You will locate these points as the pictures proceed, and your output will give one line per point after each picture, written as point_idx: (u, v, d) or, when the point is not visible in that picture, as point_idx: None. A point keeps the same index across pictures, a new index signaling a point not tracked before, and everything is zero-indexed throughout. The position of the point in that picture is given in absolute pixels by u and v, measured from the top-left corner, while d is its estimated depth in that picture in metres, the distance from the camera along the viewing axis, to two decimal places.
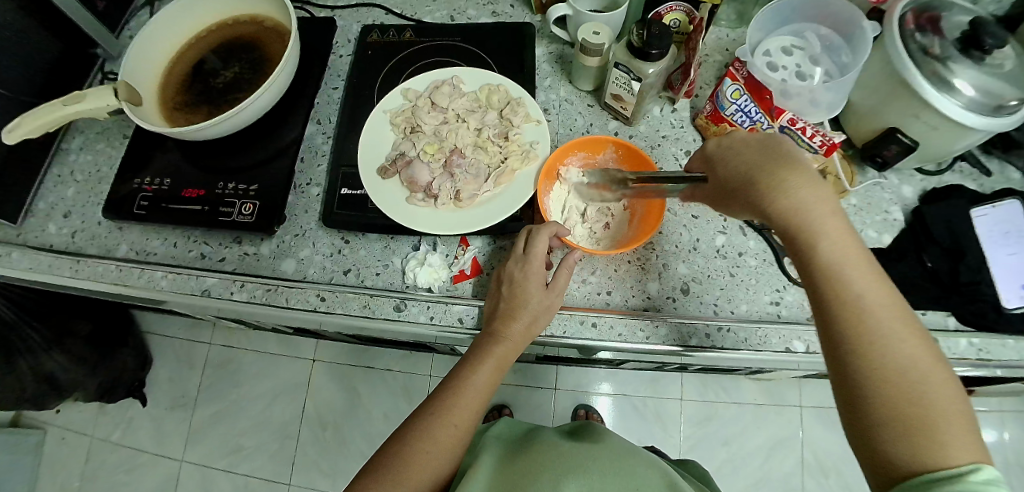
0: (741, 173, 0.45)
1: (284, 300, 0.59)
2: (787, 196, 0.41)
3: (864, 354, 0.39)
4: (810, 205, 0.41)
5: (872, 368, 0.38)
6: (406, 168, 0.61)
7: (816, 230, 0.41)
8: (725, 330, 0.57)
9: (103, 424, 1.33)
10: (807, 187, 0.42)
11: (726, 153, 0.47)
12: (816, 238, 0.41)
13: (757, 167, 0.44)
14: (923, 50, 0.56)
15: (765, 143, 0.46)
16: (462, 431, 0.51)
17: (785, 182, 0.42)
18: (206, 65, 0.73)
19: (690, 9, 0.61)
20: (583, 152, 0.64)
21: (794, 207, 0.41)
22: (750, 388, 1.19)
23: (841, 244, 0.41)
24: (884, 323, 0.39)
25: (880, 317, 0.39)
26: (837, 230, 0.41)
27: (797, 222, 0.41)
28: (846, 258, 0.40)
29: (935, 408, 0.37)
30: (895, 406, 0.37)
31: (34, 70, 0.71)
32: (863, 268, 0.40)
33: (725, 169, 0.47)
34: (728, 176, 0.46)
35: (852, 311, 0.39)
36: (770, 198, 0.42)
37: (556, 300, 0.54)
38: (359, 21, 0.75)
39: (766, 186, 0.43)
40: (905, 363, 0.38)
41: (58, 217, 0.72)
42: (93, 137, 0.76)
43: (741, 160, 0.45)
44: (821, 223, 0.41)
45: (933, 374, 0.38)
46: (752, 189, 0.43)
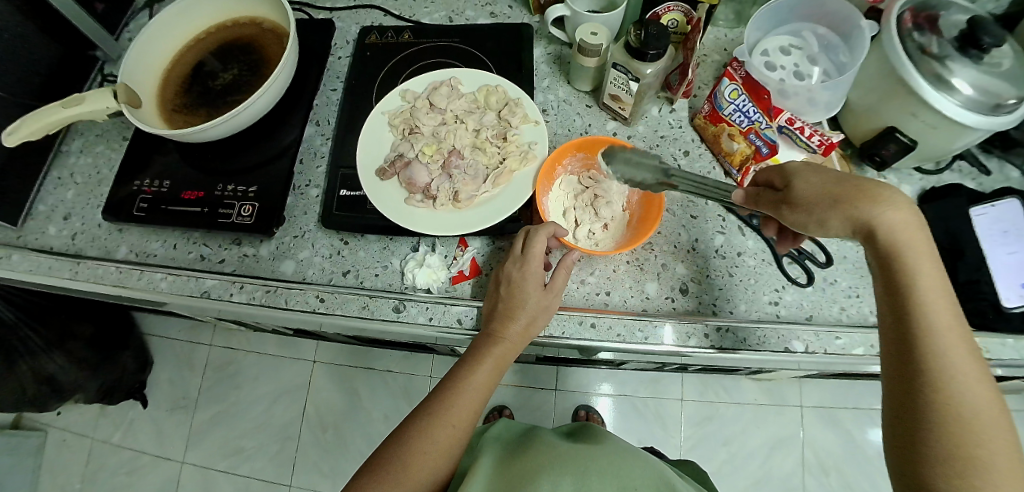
0: (839, 183, 0.43)
1: (283, 302, 0.59)
2: (889, 215, 0.41)
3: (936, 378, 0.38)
4: (907, 229, 0.41)
5: (942, 395, 0.38)
6: (405, 169, 0.61)
7: (909, 254, 0.41)
8: (724, 330, 0.57)
9: (104, 425, 1.33)
10: (907, 213, 0.41)
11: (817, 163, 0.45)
12: (908, 260, 0.41)
13: (858, 181, 0.43)
14: (921, 49, 0.56)
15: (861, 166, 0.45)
16: (460, 431, 0.51)
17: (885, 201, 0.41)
18: (205, 67, 0.73)
19: (688, 9, 0.61)
20: (580, 152, 0.63)
21: (893, 226, 0.41)
22: (750, 387, 1.19)
23: (930, 272, 0.41)
24: (959, 354, 0.39)
25: (956, 348, 0.39)
26: (929, 259, 0.41)
27: (891, 241, 0.41)
28: (933, 285, 0.41)
29: (992, 443, 0.37)
30: (956, 436, 0.37)
31: (34, 72, 0.72)
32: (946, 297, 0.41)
33: (816, 178, 0.44)
34: (821, 183, 0.43)
35: (930, 334, 0.39)
36: (868, 213, 0.41)
37: (555, 300, 0.54)
38: (357, 23, 0.75)
39: (864, 199, 0.41)
40: (974, 396, 0.38)
41: (58, 219, 0.72)
42: (93, 140, 0.76)
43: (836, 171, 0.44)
44: (916, 248, 0.41)
45: (994, 412, 0.38)
46: (854, 198, 0.42)
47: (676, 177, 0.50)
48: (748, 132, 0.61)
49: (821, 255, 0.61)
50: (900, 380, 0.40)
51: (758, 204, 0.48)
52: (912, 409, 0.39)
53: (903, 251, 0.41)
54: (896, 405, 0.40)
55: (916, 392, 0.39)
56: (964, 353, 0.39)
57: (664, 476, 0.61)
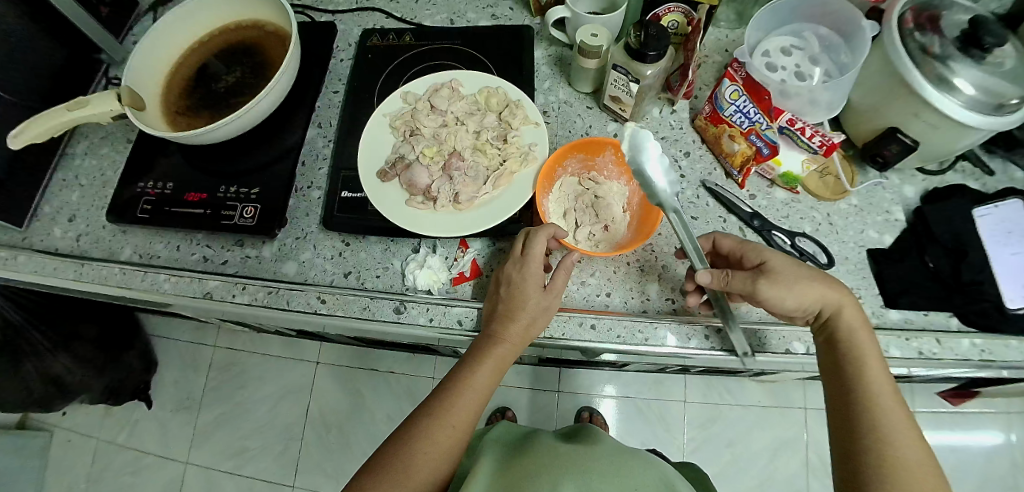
0: (797, 268, 0.51)
1: (285, 303, 0.59)
2: (834, 297, 0.50)
3: (878, 439, 0.46)
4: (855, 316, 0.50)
5: (884, 457, 0.45)
6: (406, 171, 0.61)
7: (850, 331, 0.50)
8: (724, 331, 0.56)
9: (109, 426, 1.34)
10: (848, 297, 0.51)
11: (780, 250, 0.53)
12: (850, 339, 0.50)
13: (810, 269, 0.52)
14: (923, 50, 0.56)
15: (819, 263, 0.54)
16: (460, 432, 0.51)
17: (833, 288, 0.51)
18: (208, 70, 0.74)
19: (688, 10, 0.61)
20: (580, 154, 0.63)
21: (843, 308, 0.50)
22: (754, 390, 1.18)
23: (868, 348, 0.49)
24: (897, 420, 0.46)
25: (892, 412, 0.46)
26: (871, 341, 0.50)
27: (840, 321, 0.50)
28: (872, 359, 0.49)
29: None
30: (896, 488, 0.44)
31: (40, 75, 0.73)
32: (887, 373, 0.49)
33: (779, 262, 0.52)
34: (789, 266, 0.51)
35: (871, 402, 0.47)
36: (825, 294, 0.50)
37: (555, 301, 0.54)
38: (359, 25, 0.76)
39: (817, 285, 0.50)
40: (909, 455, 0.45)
41: (63, 220, 0.73)
42: (98, 142, 0.77)
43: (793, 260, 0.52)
44: (859, 328, 0.50)
45: (929, 470, 0.45)
46: (813, 281, 0.50)
47: (671, 214, 0.52)
48: (749, 133, 0.61)
49: (822, 256, 0.62)
50: (846, 441, 0.47)
51: (729, 284, 0.51)
52: (858, 467, 0.46)
53: (849, 331, 0.50)
54: (845, 463, 0.47)
55: (861, 454, 0.46)
56: (901, 418, 0.46)
57: (664, 480, 0.61)
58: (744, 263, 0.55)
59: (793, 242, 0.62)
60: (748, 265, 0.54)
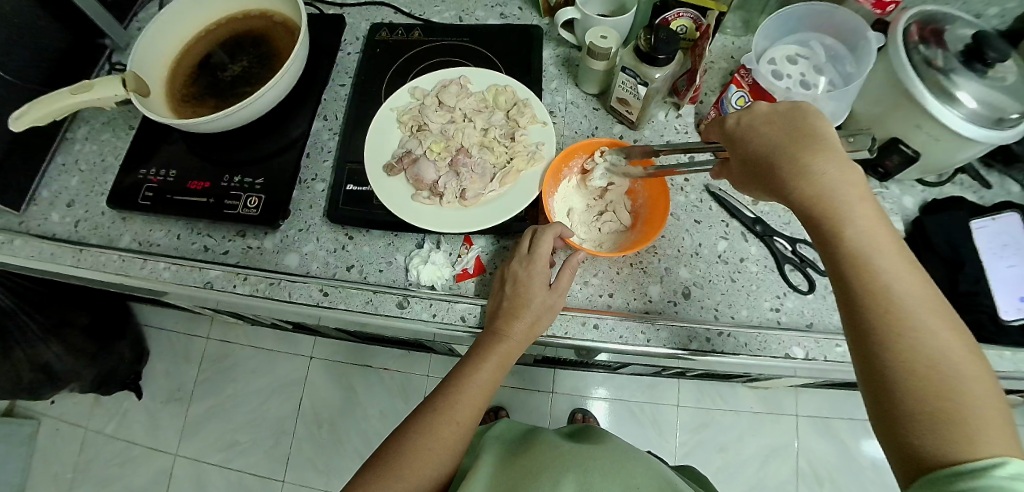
0: (767, 149, 0.45)
1: (286, 294, 0.59)
2: (816, 175, 0.42)
3: (898, 348, 0.38)
4: (839, 187, 0.41)
5: (908, 367, 0.37)
6: (413, 165, 0.61)
7: (844, 216, 0.41)
8: (725, 334, 0.57)
9: (97, 415, 1.33)
10: (838, 167, 0.42)
11: (748, 128, 0.47)
12: (848, 227, 0.41)
13: (784, 147, 0.44)
14: (927, 62, 0.57)
15: (788, 117, 0.45)
16: (464, 428, 0.51)
17: (812, 162, 0.42)
18: (213, 59, 0.73)
19: (697, 16, 0.62)
20: (585, 154, 0.62)
21: (821, 183, 0.41)
22: (746, 395, 1.19)
23: (869, 230, 0.41)
24: (915, 311, 0.38)
25: (912, 309, 0.38)
26: (863, 216, 0.41)
27: (821, 209, 0.41)
28: (870, 242, 0.40)
29: (971, 403, 0.36)
30: (929, 395, 0.36)
31: (41, 59, 0.73)
32: (892, 253, 0.40)
33: (746, 147, 0.46)
34: (753, 151, 0.46)
35: (880, 297, 0.39)
36: (804, 175, 0.42)
37: (559, 300, 0.54)
38: (367, 19, 0.75)
39: (791, 167, 0.43)
40: (945, 361, 0.37)
41: (62, 206, 0.73)
42: (99, 128, 0.78)
43: (765, 138, 0.45)
44: (846, 204, 0.41)
45: (967, 366, 0.37)
46: (797, 158, 0.43)
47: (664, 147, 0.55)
48: None
49: (822, 263, 0.61)
50: (864, 358, 0.39)
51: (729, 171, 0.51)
52: (883, 384, 0.38)
53: (833, 214, 0.41)
54: (869, 385, 0.39)
55: (885, 369, 0.38)
56: (923, 312, 0.38)
57: (664, 477, 0.62)
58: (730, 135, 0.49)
59: (793, 249, 0.62)
60: (734, 142, 0.48)
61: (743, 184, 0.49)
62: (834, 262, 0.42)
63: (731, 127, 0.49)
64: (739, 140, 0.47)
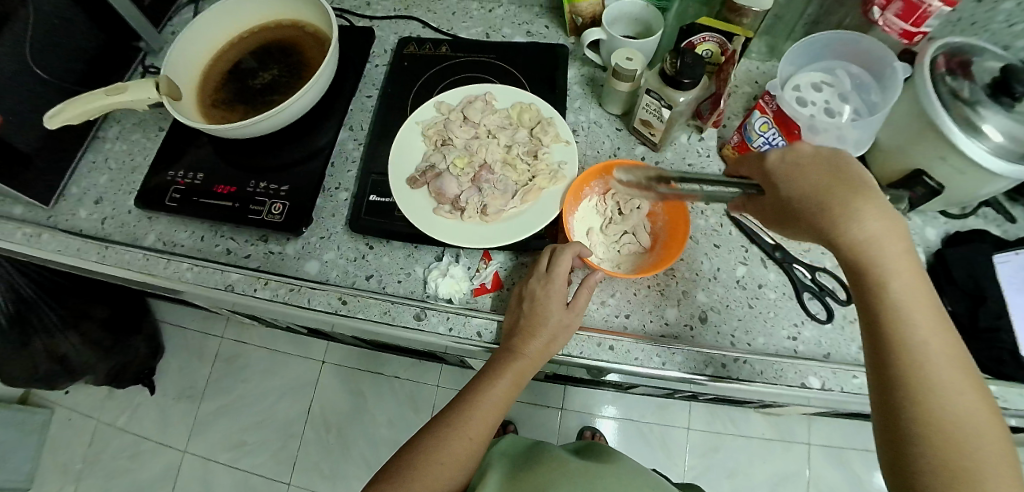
0: (813, 191, 0.43)
1: (306, 301, 0.60)
2: (860, 226, 0.40)
3: (922, 401, 0.38)
4: (884, 236, 0.40)
5: (928, 422, 0.38)
6: (435, 180, 0.62)
7: (884, 266, 0.40)
8: (741, 361, 0.57)
9: (108, 408, 1.34)
10: (883, 220, 0.40)
11: (792, 167, 0.45)
12: (889, 281, 0.40)
13: (833, 189, 0.42)
14: (953, 93, 0.57)
15: (837, 160, 0.43)
16: (476, 443, 0.51)
17: (862, 209, 0.40)
18: (246, 66, 0.75)
19: (722, 41, 0.62)
20: (608, 175, 0.63)
21: (868, 231, 0.40)
22: (758, 422, 1.18)
23: (908, 284, 0.40)
24: (942, 367, 0.39)
25: (938, 364, 0.39)
26: (905, 268, 0.40)
27: (862, 256, 0.41)
28: (904, 294, 0.40)
29: (987, 465, 0.36)
30: (947, 452, 0.37)
31: (79, 59, 0.75)
32: (925, 307, 0.40)
33: (788, 187, 0.45)
34: (794, 191, 0.44)
35: (910, 349, 0.39)
36: (850, 222, 0.41)
37: (576, 320, 0.53)
38: (395, 33, 0.77)
39: (839, 213, 0.41)
40: (970, 424, 0.37)
41: (90, 202, 0.76)
42: (130, 128, 0.81)
43: (811, 181, 0.43)
44: (887, 254, 0.40)
45: (986, 428, 0.38)
46: (846, 204, 0.41)
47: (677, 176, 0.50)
48: None
49: (841, 293, 0.61)
50: (885, 411, 0.40)
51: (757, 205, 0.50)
52: (902, 436, 0.39)
53: (872, 264, 0.40)
54: (886, 434, 0.40)
55: (906, 421, 0.39)
56: (950, 370, 0.39)
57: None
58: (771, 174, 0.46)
59: (813, 277, 0.61)
60: (778, 182, 0.45)
61: (776, 220, 0.48)
62: (869, 311, 0.41)
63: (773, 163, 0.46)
64: (782, 178, 0.45)
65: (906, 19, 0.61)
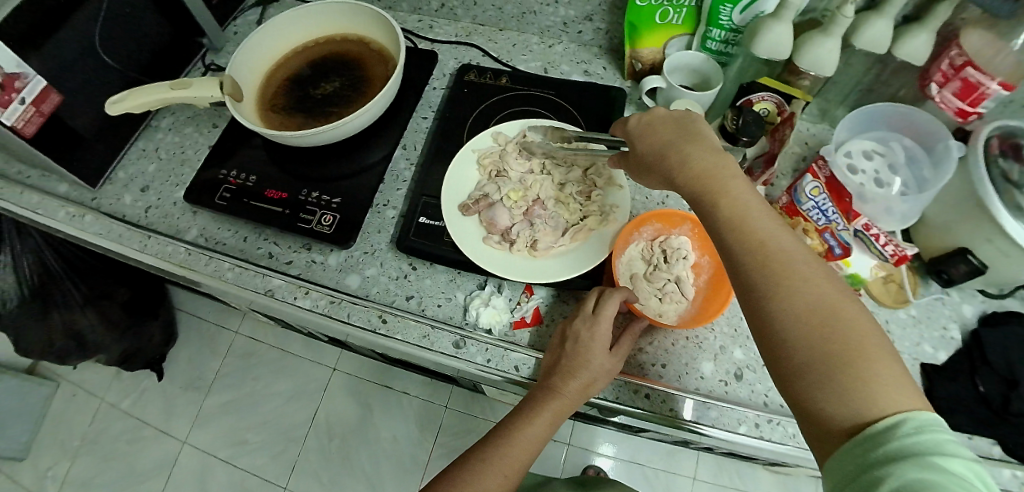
0: (656, 145, 0.49)
1: (345, 315, 0.60)
2: (693, 157, 0.45)
3: (783, 303, 0.38)
4: (713, 160, 0.45)
5: (791, 321, 0.38)
6: (488, 209, 0.62)
7: (720, 183, 0.43)
8: (774, 422, 0.56)
9: (113, 389, 1.34)
10: (708, 149, 0.46)
11: (646, 127, 0.51)
12: (726, 195, 0.43)
13: (670, 139, 0.48)
14: (1003, 176, 0.58)
15: (671, 115, 0.50)
16: (508, 482, 0.50)
17: (689, 149, 0.46)
18: (309, 75, 0.77)
19: (780, 101, 0.63)
20: (657, 222, 0.63)
21: (696, 159, 0.45)
22: (766, 479, 1.15)
23: (742, 196, 0.43)
24: (792, 264, 0.39)
25: (791, 262, 0.39)
26: (736, 182, 0.43)
27: (701, 180, 0.44)
28: (744, 205, 0.42)
29: (861, 350, 0.36)
30: (818, 347, 0.36)
31: (146, 51, 0.78)
32: (761, 213, 0.42)
33: (642, 143, 0.50)
34: (648, 146, 0.50)
35: (762, 257, 0.40)
36: (686, 156, 0.46)
37: (618, 365, 0.53)
38: (456, 58, 0.79)
39: (673, 154, 0.47)
40: (834, 310, 0.37)
41: (135, 189, 0.77)
42: (183, 121, 0.83)
43: (656, 133, 0.49)
44: (717, 170, 0.44)
45: (852, 312, 0.38)
46: (684, 147, 0.47)
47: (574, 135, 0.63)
48: (823, 230, 0.64)
49: None
50: (760, 328, 0.40)
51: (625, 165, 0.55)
52: (779, 344, 0.38)
53: (714, 185, 0.43)
54: (768, 350, 0.39)
55: (775, 328, 0.38)
56: (803, 264, 0.39)
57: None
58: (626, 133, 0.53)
59: None
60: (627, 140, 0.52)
61: (638, 174, 0.53)
62: (717, 230, 0.43)
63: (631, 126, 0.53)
64: (637, 139, 0.51)
65: (964, 98, 0.61)
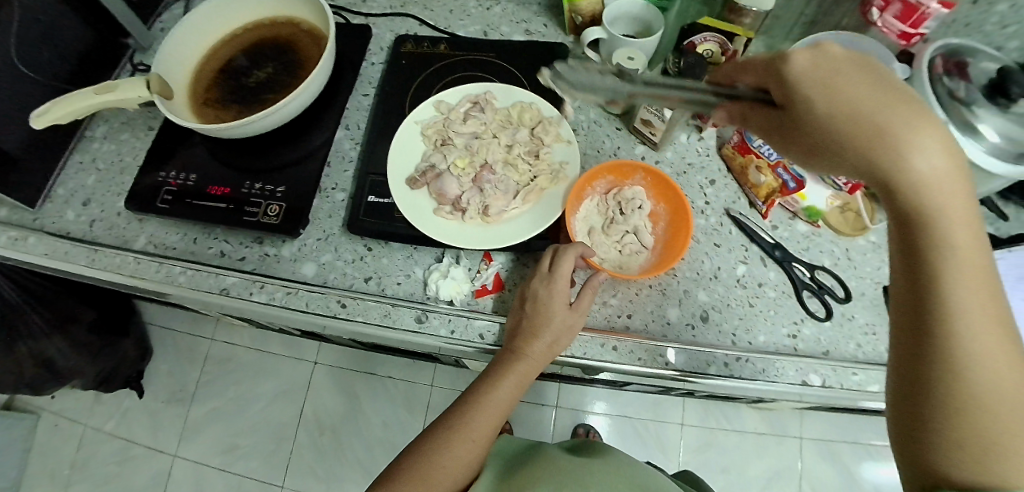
0: (848, 105, 0.34)
1: (303, 304, 0.59)
2: (918, 151, 0.33)
3: (959, 360, 0.32)
4: (941, 176, 0.33)
5: (962, 382, 0.32)
6: (436, 180, 0.61)
7: (932, 208, 0.33)
8: (743, 359, 0.56)
9: (97, 412, 1.32)
10: (939, 144, 0.33)
11: (829, 69, 0.35)
12: (937, 224, 0.33)
13: (889, 106, 0.33)
14: (950, 94, 0.56)
15: (886, 77, 0.35)
16: (478, 446, 0.50)
17: (916, 137, 0.33)
18: (240, 65, 0.73)
19: (723, 41, 0.61)
20: (609, 176, 0.63)
21: (910, 162, 0.33)
22: (752, 417, 1.18)
23: (958, 225, 0.33)
24: (985, 327, 0.32)
25: (984, 325, 0.32)
26: (960, 216, 0.33)
27: (906, 191, 0.34)
28: (953, 243, 0.33)
29: (1022, 441, 0.31)
30: (973, 421, 0.31)
31: (68, 57, 0.73)
32: (976, 261, 0.33)
33: (822, 96, 0.35)
34: (833, 99, 0.35)
35: (953, 304, 0.33)
36: (898, 143, 0.33)
37: (580, 320, 0.53)
38: (392, 31, 0.76)
39: (884, 132, 0.33)
40: (1014, 395, 0.31)
41: (77, 204, 0.73)
42: (118, 127, 0.79)
43: (855, 89, 0.34)
44: (933, 188, 0.33)
45: None
46: (906, 127, 0.33)
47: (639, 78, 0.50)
48: (776, 166, 0.61)
49: (840, 291, 0.61)
50: (909, 369, 0.34)
51: (746, 120, 0.44)
52: (925, 394, 0.33)
53: (919, 205, 0.34)
54: (903, 391, 0.34)
55: (934, 380, 0.33)
56: (994, 329, 0.33)
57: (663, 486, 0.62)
58: (794, 76, 0.37)
59: (811, 275, 0.61)
60: (793, 87, 0.37)
61: (787, 139, 0.40)
62: (910, 247, 0.35)
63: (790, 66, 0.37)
64: (817, 88, 0.35)
65: (905, 20, 0.60)
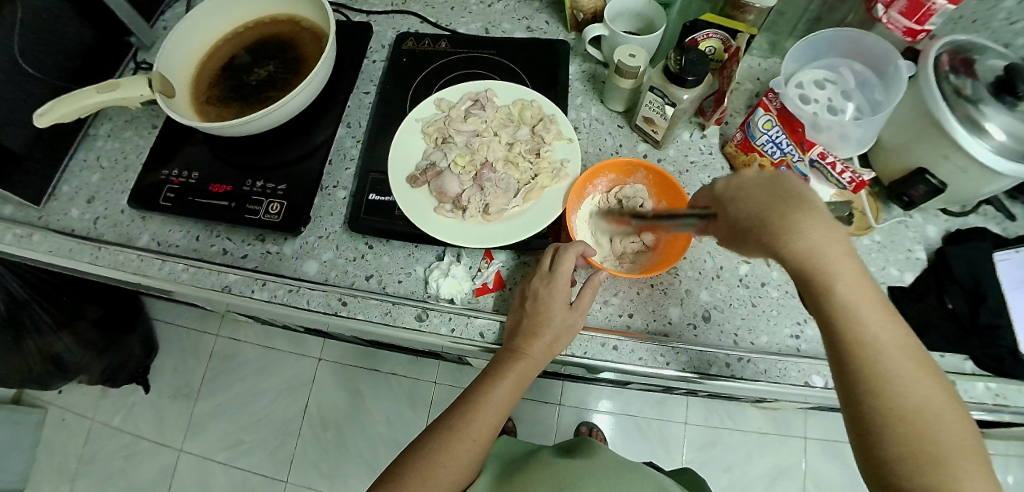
0: (753, 210, 0.45)
1: (305, 302, 0.59)
2: (799, 237, 0.42)
3: (878, 390, 0.38)
4: (825, 242, 0.41)
5: (890, 412, 0.38)
6: (436, 178, 0.61)
7: (827, 268, 0.41)
8: (745, 360, 0.56)
9: (103, 408, 1.33)
10: (820, 226, 0.42)
11: (737, 190, 0.47)
12: (832, 279, 0.41)
13: (776, 205, 0.44)
14: (956, 91, 0.56)
15: (774, 180, 0.46)
16: (478, 447, 0.50)
17: (799, 221, 0.42)
18: (242, 62, 0.73)
19: (726, 38, 0.61)
20: (610, 174, 0.63)
21: (801, 236, 0.42)
22: (755, 416, 1.18)
23: (853, 283, 0.41)
24: (893, 358, 0.39)
25: (893, 356, 0.39)
26: (849, 270, 0.41)
27: (807, 259, 0.42)
28: (850, 289, 0.41)
29: (954, 450, 0.36)
30: (910, 444, 0.36)
31: (71, 56, 0.73)
32: (870, 302, 0.41)
33: (736, 208, 0.47)
34: (739, 211, 0.46)
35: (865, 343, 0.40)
36: (792, 230, 0.42)
37: (580, 319, 0.53)
38: (393, 28, 0.76)
39: (778, 223, 0.43)
40: (932, 412, 0.37)
41: (82, 202, 0.74)
42: (121, 125, 0.79)
43: (754, 197, 0.46)
44: (825, 251, 0.41)
45: (951, 417, 0.37)
46: (790, 215, 0.43)
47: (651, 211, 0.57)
48: (779, 163, 0.62)
49: None
50: (851, 410, 0.40)
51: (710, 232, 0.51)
52: (866, 429, 0.38)
53: (820, 266, 0.41)
54: (855, 431, 0.39)
55: (868, 417, 0.38)
56: (902, 356, 0.39)
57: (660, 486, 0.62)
58: (722, 198, 0.49)
59: None
60: (724, 204, 0.48)
61: (730, 244, 0.49)
62: (818, 309, 0.42)
63: (720, 190, 0.49)
64: (731, 199, 0.48)
65: (910, 16, 0.59)
